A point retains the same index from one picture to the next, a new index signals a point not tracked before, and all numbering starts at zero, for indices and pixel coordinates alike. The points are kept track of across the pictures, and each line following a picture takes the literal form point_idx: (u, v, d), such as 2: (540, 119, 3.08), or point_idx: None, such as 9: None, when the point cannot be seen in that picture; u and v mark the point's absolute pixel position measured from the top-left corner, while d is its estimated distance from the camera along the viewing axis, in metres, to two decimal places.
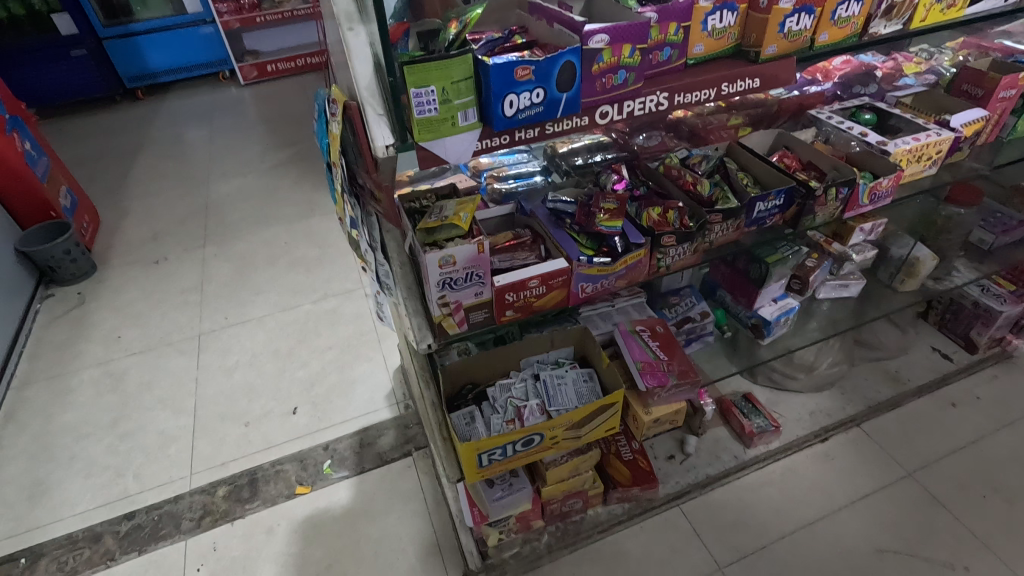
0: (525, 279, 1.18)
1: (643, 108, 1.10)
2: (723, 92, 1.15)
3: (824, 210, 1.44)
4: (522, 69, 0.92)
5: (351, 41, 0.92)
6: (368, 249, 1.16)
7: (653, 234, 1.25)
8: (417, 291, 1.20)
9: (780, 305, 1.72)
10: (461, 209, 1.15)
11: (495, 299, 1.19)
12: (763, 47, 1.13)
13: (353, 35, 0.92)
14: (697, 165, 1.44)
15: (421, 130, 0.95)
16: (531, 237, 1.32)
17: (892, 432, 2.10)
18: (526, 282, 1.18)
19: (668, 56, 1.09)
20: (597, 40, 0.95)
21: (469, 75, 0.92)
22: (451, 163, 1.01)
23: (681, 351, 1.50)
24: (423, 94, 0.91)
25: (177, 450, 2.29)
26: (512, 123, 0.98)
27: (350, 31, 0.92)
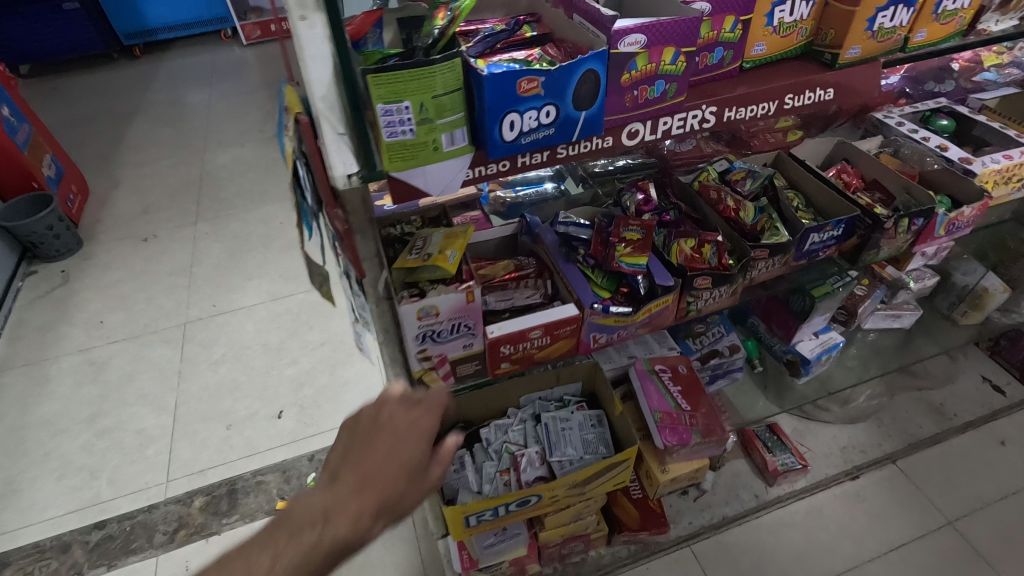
0: (524, 329, 0.97)
1: (683, 126, 0.86)
2: (786, 106, 0.90)
3: (892, 243, 1.19)
4: (527, 81, 0.68)
5: (300, 34, 0.64)
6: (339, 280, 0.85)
7: (684, 275, 1.03)
8: (394, 335, 0.97)
9: (822, 340, 1.49)
10: (448, 246, 0.93)
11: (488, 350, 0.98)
12: (844, 48, 0.87)
13: (305, 26, 0.64)
14: (740, 183, 1.19)
15: (391, 157, 0.72)
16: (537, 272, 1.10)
17: (932, 472, 1.89)
18: (525, 333, 0.97)
19: (720, 57, 0.85)
20: (630, 42, 0.71)
21: (458, 86, 0.69)
22: (433, 195, 0.79)
23: (706, 399, 1.30)
24: (394, 111, 0.68)
25: (154, 452, 2.15)
26: (512, 149, 0.75)
27: (301, 21, 0.64)
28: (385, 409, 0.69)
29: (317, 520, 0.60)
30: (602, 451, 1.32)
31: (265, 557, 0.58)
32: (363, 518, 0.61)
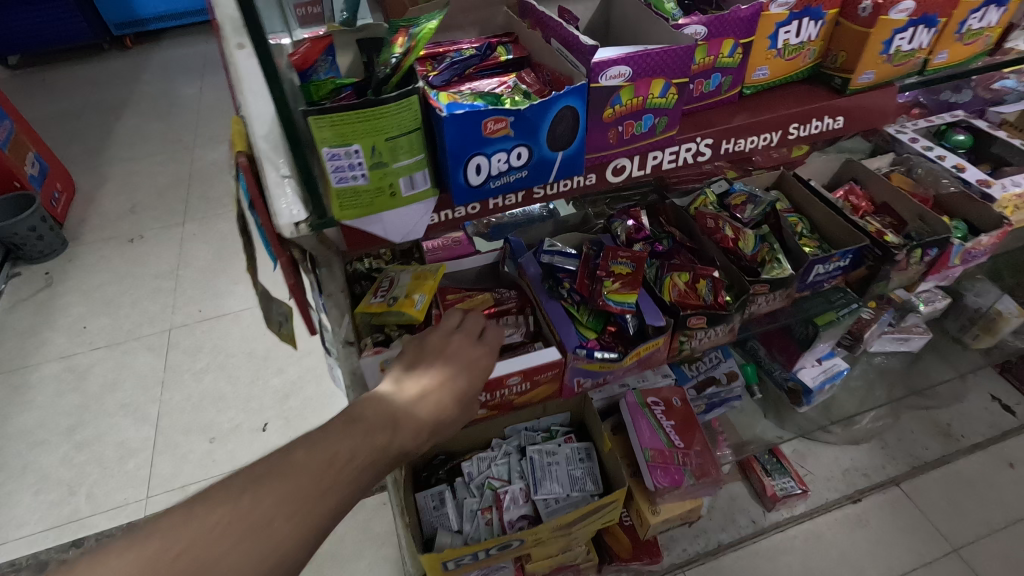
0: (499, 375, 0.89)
1: (674, 161, 0.77)
2: (790, 136, 0.81)
3: (902, 274, 1.11)
4: (493, 121, 0.60)
5: (239, 63, 0.58)
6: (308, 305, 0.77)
7: (677, 314, 0.95)
8: (360, 382, 0.83)
9: (826, 367, 1.42)
10: (415, 288, 0.85)
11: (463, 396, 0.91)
12: (856, 73, 0.78)
13: (243, 55, 0.58)
14: (740, 209, 1.10)
15: (341, 204, 0.64)
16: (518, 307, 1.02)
17: (936, 496, 1.81)
18: (500, 379, 0.90)
19: (717, 84, 0.76)
20: (612, 74, 0.62)
21: (416, 126, 0.61)
22: (394, 241, 0.71)
23: (701, 435, 1.23)
24: (342, 155, 0.60)
25: (135, 466, 2.09)
26: (480, 193, 0.66)
27: (237, 48, 0.58)
28: (455, 335, 0.70)
29: (388, 425, 0.61)
30: (590, 487, 1.25)
31: (343, 446, 0.58)
32: (426, 429, 0.63)
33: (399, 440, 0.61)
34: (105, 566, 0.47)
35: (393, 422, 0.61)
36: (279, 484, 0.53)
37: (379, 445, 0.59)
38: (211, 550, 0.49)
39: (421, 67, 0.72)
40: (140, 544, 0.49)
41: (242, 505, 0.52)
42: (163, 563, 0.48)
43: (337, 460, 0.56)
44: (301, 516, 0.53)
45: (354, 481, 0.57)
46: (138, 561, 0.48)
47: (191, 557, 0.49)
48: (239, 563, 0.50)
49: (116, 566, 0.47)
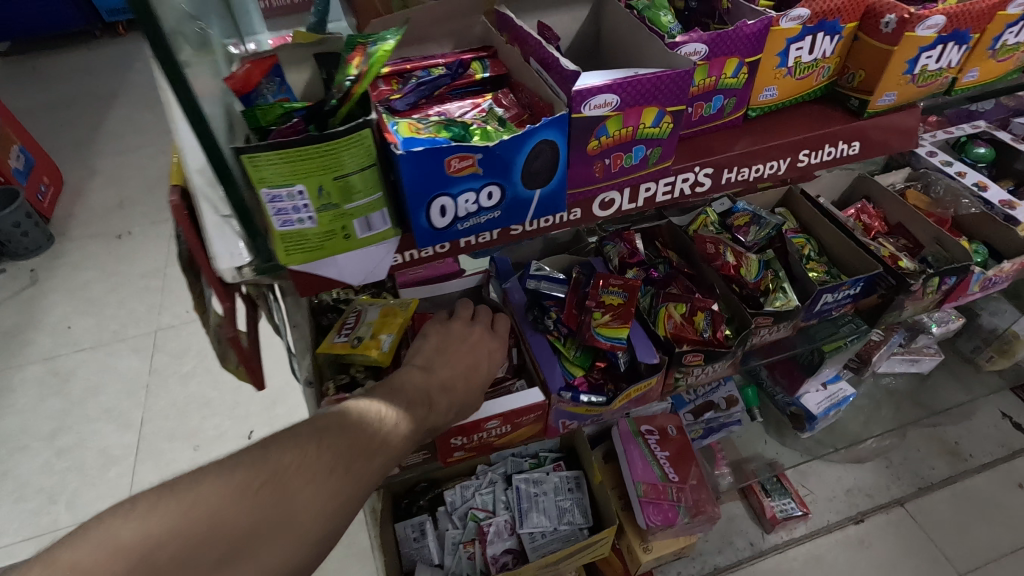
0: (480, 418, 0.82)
1: (668, 192, 0.68)
2: (799, 163, 0.72)
3: (917, 303, 1.03)
4: (458, 159, 0.52)
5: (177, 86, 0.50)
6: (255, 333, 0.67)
7: (672, 351, 0.86)
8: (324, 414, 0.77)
9: (831, 393, 1.34)
10: (383, 327, 0.77)
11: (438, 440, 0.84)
12: (876, 95, 0.69)
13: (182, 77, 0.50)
14: (743, 231, 1.02)
15: (286, 248, 0.56)
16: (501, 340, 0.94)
17: (942, 516, 1.73)
18: (480, 423, 0.82)
19: (718, 107, 0.68)
20: (597, 103, 0.54)
21: (370, 162, 0.53)
22: (353, 284, 0.63)
23: (697, 468, 1.17)
24: (284, 197, 0.52)
25: (117, 474, 2.04)
26: (448, 235, 0.59)
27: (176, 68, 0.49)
28: (474, 328, 0.78)
29: (424, 401, 0.66)
30: (578, 520, 1.18)
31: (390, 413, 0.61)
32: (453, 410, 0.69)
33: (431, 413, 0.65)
34: (178, 498, 0.45)
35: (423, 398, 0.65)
36: (340, 437, 0.54)
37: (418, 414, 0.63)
38: (283, 491, 0.48)
39: (385, 87, 0.64)
40: (211, 481, 0.47)
41: (312, 452, 0.52)
42: (239, 499, 0.46)
43: (388, 423, 0.59)
44: (363, 469, 0.54)
45: (404, 441, 0.60)
46: (213, 495, 0.46)
47: (266, 496, 0.48)
48: (310, 507, 0.49)
49: (193, 496, 0.45)
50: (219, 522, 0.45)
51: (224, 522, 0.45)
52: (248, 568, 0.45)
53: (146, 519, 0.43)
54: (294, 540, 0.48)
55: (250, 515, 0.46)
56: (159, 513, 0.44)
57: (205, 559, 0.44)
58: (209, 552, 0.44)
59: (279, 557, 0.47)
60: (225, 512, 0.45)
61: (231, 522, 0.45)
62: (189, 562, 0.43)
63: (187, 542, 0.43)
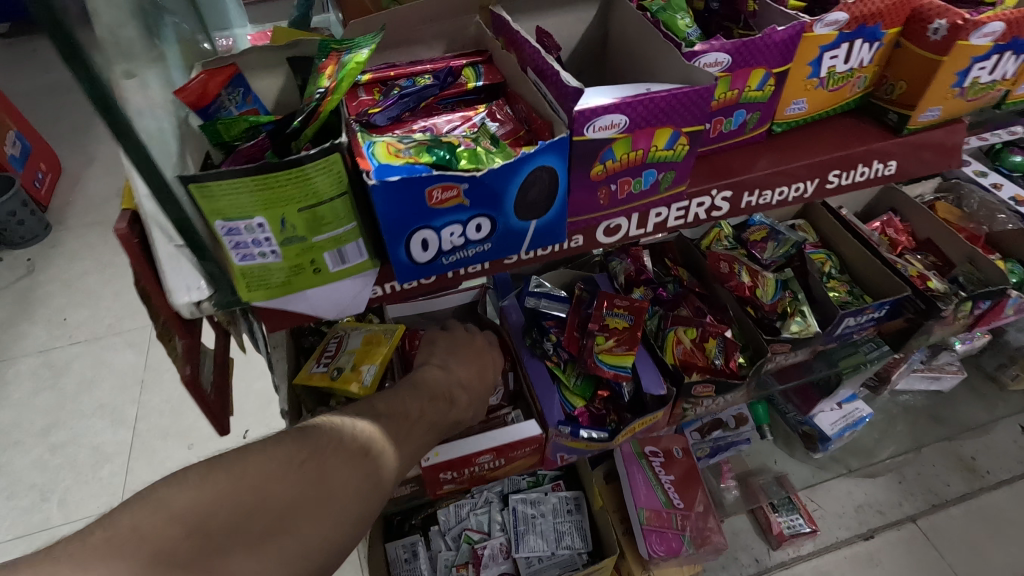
0: (472, 453, 0.76)
1: (681, 218, 0.61)
2: (828, 185, 0.65)
3: (947, 327, 0.95)
4: (440, 189, 0.45)
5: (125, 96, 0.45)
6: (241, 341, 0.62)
7: (681, 383, 0.80)
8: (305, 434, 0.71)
9: (847, 413, 1.27)
10: (365, 357, 0.70)
11: (429, 476, 0.78)
12: (919, 110, 0.61)
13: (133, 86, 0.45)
14: (760, 247, 0.95)
15: (248, 283, 0.50)
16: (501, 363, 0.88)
17: (955, 532, 1.56)
18: (473, 458, 0.76)
19: (740, 122, 0.60)
20: (602, 125, 0.47)
21: (342, 190, 0.46)
22: (328, 318, 0.56)
23: (702, 493, 1.11)
24: (242, 229, 0.46)
25: (109, 473, 2.01)
26: (431, 270, 0.52)
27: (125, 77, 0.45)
28: (476, 339, 0.77)
29: (445, 398, 0.65)
30: (578, 545, 1.12)
31: (414, 407, 0.60)
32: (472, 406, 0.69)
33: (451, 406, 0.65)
34: (228, 468, 0.43)
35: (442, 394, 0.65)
36: (371, 423, 0.53)
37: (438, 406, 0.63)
38: (329, 466, 0.46)
39: (366, 96, 0.57)
40: (258, 454, 0.44)
41: (350, 432, 0.51)
42: (285, 471, 0.44)
43: (412, 415, 0.59)
44: (390, 453, 0.53)
45: (427, 433, 0.60)
46: (263, 463, 0.44)
47: (311, 471, 0.45)
48: (353, 484, 0.47)
49: (243, 462, 0.43)
50: (267, 493, 0.42)
51: (275, 488, 0.43)
52: (295, 543, 0.42)
53: (196, 490, 0.41)
54: (340, 514, 0.45)
55: (296, 487, 0.44)
56: (210, 483, 0.41)
57: (252, 530, 0.41)
58: (256, 522, 0.41)
59: (326, 533, 0.44)
60: (274, 482, 0.43)
61: (279, 492, 0.43)
62: (241, 529, 0.40)
63: (235, 511, 0.41)
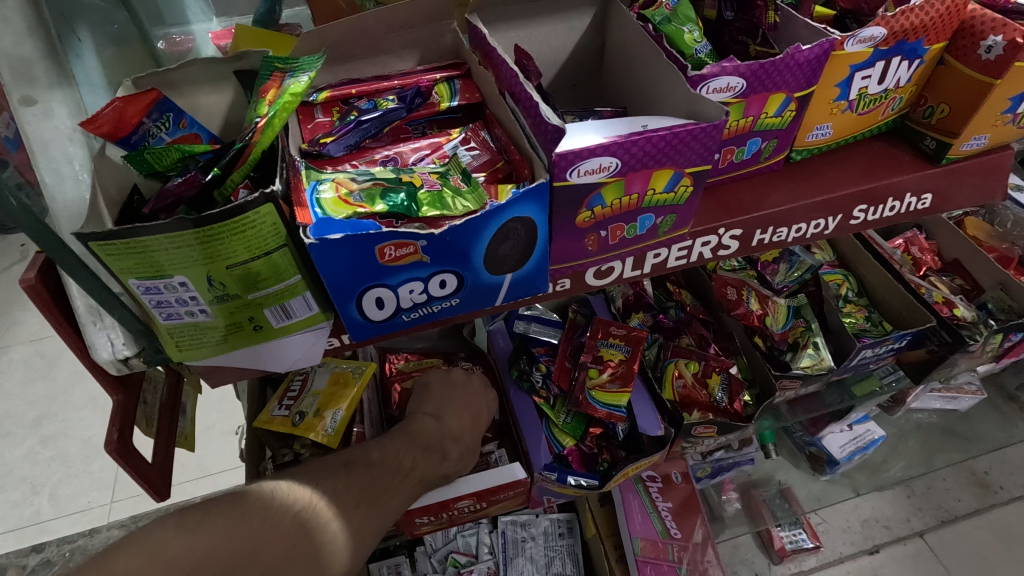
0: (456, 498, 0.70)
1: (682, 258, 0.53)
2: (852, 221, 0.57)
3: (974, 359, 0.88)
4: (393, 246, 0.38)
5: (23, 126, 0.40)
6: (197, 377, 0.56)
7: (679, 423, 0.72)
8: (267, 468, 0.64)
9: (858, 436, 1.20)
10: (331, 400, 0.63)
11: (408, 520, 0.71)
12: (962, 138, 0.54)
13: (34, 116, 0.40)
14: (771, 269, 0.88)
15: (178, 342, 0.43)
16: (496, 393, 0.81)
17: (969, 551, 1.50)
18: (458, 502, 0.70)
19: (754, 151, 0.53)
20: (588, 168, 0.40)
21: (280, 243, 0.39)
22: (281, 370, 0.49)
23: (702, 521, 1.03)
24: (164, 288, 0.39)
25: (100, 467, 1.98)
26: (390, 328, 0.45)
27: (25, 106, 0.40)
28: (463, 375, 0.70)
29: (436, 447, 0.59)
30: (569, 570, 1.07)
31: (406, 456, 0.55)
32: (461, 448, 0.63)
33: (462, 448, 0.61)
34: (222, 514, 0.40)
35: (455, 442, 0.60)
36: (367, 471, 0.51)
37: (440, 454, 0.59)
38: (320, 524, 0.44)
39: (324, 117, 0.50)
40: (250, 503, 0.42)
41: (341, 485, 0.48)
42: (278, 524, 0.42)
43: (403, 469, 0.54)
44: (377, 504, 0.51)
45: (412, 491, 0.54)
46: (257, 513, 0.42)
47: (305, 525, 0.43)
48: (345, 538, 0.45)
49: (236, 514, 0.41)
50: (260, 546, 0.40)
51: (267, 543, 0.41)
52: None
53: (191, 535, 0.38)
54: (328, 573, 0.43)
55: (289, 543, 0.42)
56: (205, 529, 0.39)
57: None
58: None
59: None
60: (267, 535, 0.41)
61: (271, 546, 0.41)
62: None
63: (227, 566, 0.38)
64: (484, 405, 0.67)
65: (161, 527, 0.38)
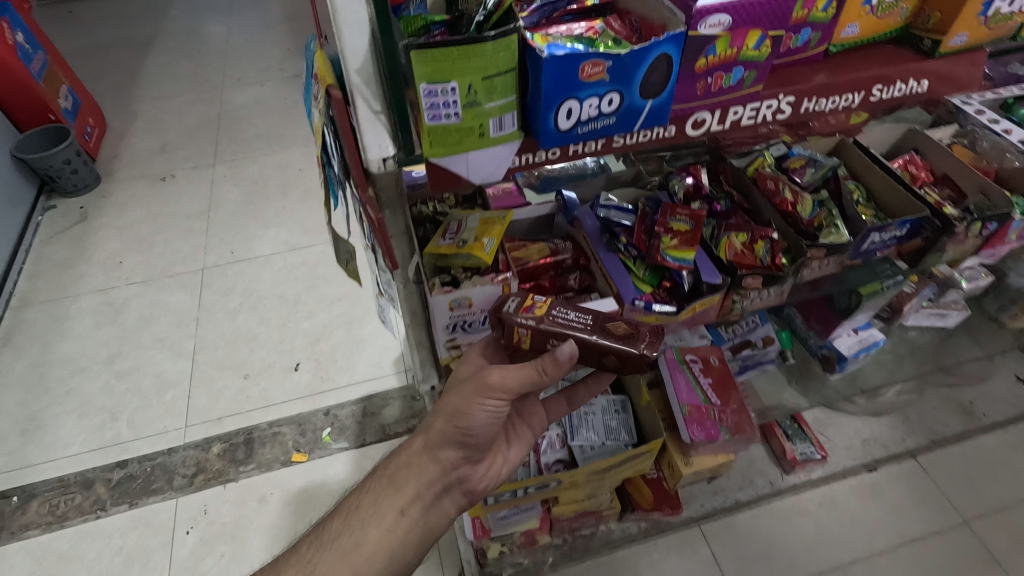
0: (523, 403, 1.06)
1: (753, 118, 0.76)
2: (871, 97, 0.80)
3: (957, 247, 1.13)
4: (591, 65, 0.60)
5: None
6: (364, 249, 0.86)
7: (734, 273, 0.96)
8: (423, 318, 0.96)
9: (862, 338, 1.43)
10: (484, 234, 0.88)
11: (508, 455, 1.00)
12: (950, 36, 0.76)
13: None
14: (800, 172, 1.10)
15: (432, 141, 0.65)
16: (554, 359, 0.75)
17: (953, 467, 1.74)
18: (532, 407, 1.07)
19: (806, 40, 0.74)
20: (712, 23, 0.62)
21: (510, 66, 0.61)
22: (474, 182, 0.72)
23: (738, 394, 1.26)
24: (439, 92, 0.60)
25: (173, 398, 2.17)
26: (566, 139, 0.67)
27: None
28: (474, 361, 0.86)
29: (436, 446, 0.88)
30: (624, 437, 1.29)
31: (414, 465, 0.89)
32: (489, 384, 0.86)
33: (505, 390, 0.80)
34: (311, 546, 0.87)
35: (467, 403, 0.83)
36: (378, 491, 0.90)
37: (453, 425, 0.86)
38: (318, 552, 0.85)
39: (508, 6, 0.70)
40: (324, 535, 0.88)
41: (362, 506, 0.89)
42: (327, 545, 0.86)
43: (413, 469, 0.89)
44: (390, 501, 0.88)
45: (419, 489, 0.88)
46: (324, 538, 0.87)
47: (343, 530, 0.87)
48: (353, 533, 0.86)
49: (319, 539, 0.87)
50: (319, 549, 0.86)
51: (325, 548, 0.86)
52: (327, 557, 0.84)
53: (302, 554, 0.86)
54: (352, 548, 0.85)
55: (330, 546, 0.86)
56: (305, 548, 0.87)
57: (312, 560, 0.85)
58: (310, 559, 0.85)
59: (339, 557, 0.84)
60: (326, 548, 0.86)
61: (324, 551, 0.85)
62: (310, 560, 0.85)
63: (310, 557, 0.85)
64: (485, 379, 0.81)
65: (293, 554, 0.87)
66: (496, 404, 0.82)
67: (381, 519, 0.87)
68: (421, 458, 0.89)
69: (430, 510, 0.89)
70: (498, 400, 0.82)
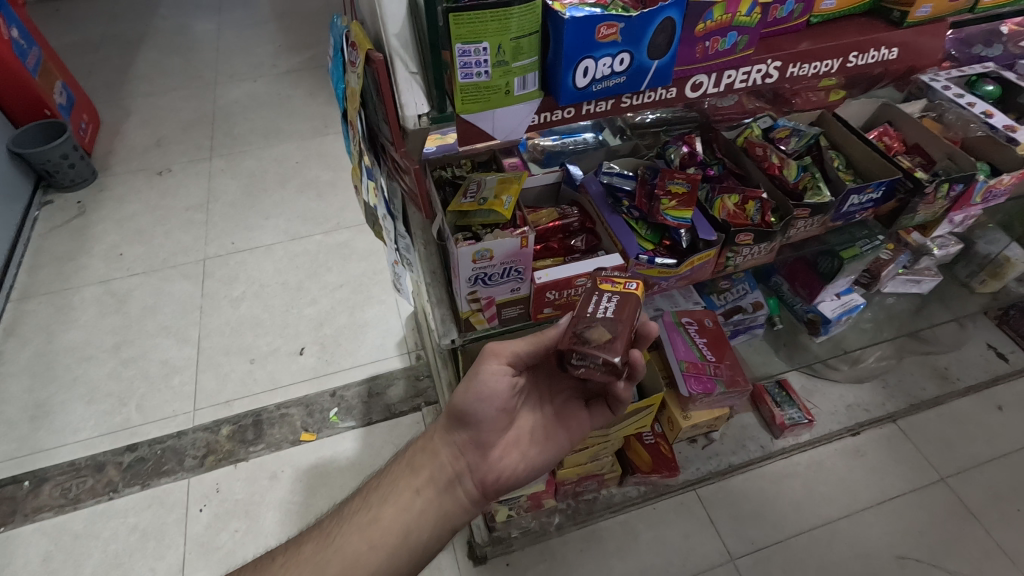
0: (564, 407, 1.11)
1: (744, 81, 0.85)
2: (849, 63, 0.89)
3: (929, 207, 1.22)
4: (606, 27, 0.68)
5: None
6: (385, 216, 0.98)
7: (728, 231, 1.05)
8: (442, 277, 1.03)
9: (844, 301, 1.53)
10: (503, 191, 0.98)
11: (533, 452, 1.06)
12: (915, 7, 0.86)
13: None
14: (785, 141, 1.20)
15: (464, 99, 0.72)
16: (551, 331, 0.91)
17: (930, 429, 1.85)
18: (570, 411, 1.11)
19: (790, 11, 0.83)
20: None
21: (535, 29, 0.68)
22: (496, 139, 0.80)
23: (732, 352, 1.35)
24: (472, 52, 0.67)
25: (180, 382, 2.21)
26: (582, 96, 0.76)
27: None
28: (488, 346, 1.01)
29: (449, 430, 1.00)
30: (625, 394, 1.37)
31: (429, 450, 1.00)
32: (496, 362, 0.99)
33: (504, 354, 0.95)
34: (332, 519, 0.94)
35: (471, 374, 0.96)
36: (398, 474, 0.99)
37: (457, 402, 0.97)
38: (339, 524, 0.93)
39: None
40: (345, 511, 0.95)
41: (381, 486, 0.98)
42: (347, 518, 0.93)
43: (428, 454, 0.99)
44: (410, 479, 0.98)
45: (433, 471, 0.98)
46: (345, 513, 0.94)
47: (363, 505, 0.95)
48: (370, 508, 0.94)
49: (340, 514, 0.95)
50: (339, 521, 0.94)
51: (343, 521, 0.93)
52: (345, 526, 0.92)
53: (322, 526, 0.94)
54: (370, 519, 0.93)
55: (348, 517, 0.93)
56: (326, 520, 0.95)
57: (332, 529, 0.92)
58: (331, 529, 0.92)
59: (357, 529, 0.91)
60: (347, 520, 0.93)
61: (345, 521, 0.93)
62: (331, 530, 0.92)
63: (333, 526, 0.93)
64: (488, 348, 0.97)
65: (315, 528, 0.94)
66: (494, 368, 0.94)
67: (399, 499, 0.95)
68: (438, 446, 1.00)
69: (441, 492, 0.97)
70: (497, 362, 0.95)
